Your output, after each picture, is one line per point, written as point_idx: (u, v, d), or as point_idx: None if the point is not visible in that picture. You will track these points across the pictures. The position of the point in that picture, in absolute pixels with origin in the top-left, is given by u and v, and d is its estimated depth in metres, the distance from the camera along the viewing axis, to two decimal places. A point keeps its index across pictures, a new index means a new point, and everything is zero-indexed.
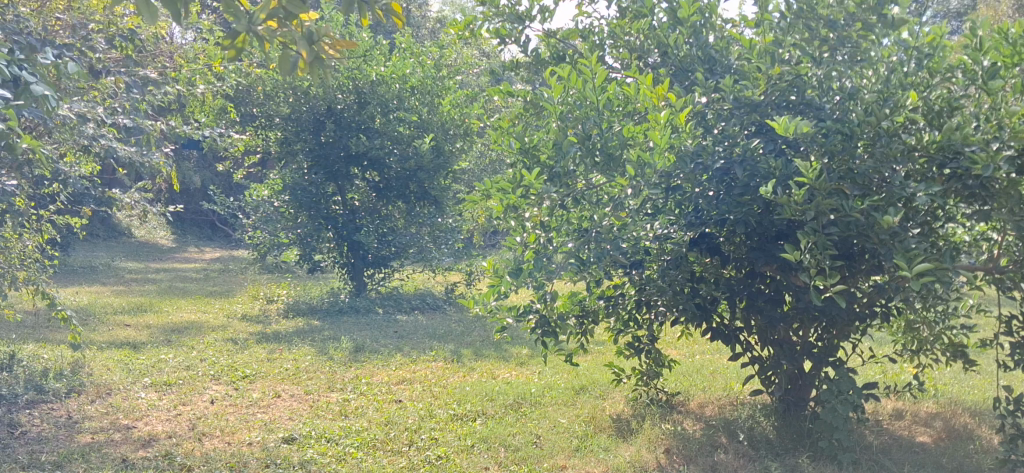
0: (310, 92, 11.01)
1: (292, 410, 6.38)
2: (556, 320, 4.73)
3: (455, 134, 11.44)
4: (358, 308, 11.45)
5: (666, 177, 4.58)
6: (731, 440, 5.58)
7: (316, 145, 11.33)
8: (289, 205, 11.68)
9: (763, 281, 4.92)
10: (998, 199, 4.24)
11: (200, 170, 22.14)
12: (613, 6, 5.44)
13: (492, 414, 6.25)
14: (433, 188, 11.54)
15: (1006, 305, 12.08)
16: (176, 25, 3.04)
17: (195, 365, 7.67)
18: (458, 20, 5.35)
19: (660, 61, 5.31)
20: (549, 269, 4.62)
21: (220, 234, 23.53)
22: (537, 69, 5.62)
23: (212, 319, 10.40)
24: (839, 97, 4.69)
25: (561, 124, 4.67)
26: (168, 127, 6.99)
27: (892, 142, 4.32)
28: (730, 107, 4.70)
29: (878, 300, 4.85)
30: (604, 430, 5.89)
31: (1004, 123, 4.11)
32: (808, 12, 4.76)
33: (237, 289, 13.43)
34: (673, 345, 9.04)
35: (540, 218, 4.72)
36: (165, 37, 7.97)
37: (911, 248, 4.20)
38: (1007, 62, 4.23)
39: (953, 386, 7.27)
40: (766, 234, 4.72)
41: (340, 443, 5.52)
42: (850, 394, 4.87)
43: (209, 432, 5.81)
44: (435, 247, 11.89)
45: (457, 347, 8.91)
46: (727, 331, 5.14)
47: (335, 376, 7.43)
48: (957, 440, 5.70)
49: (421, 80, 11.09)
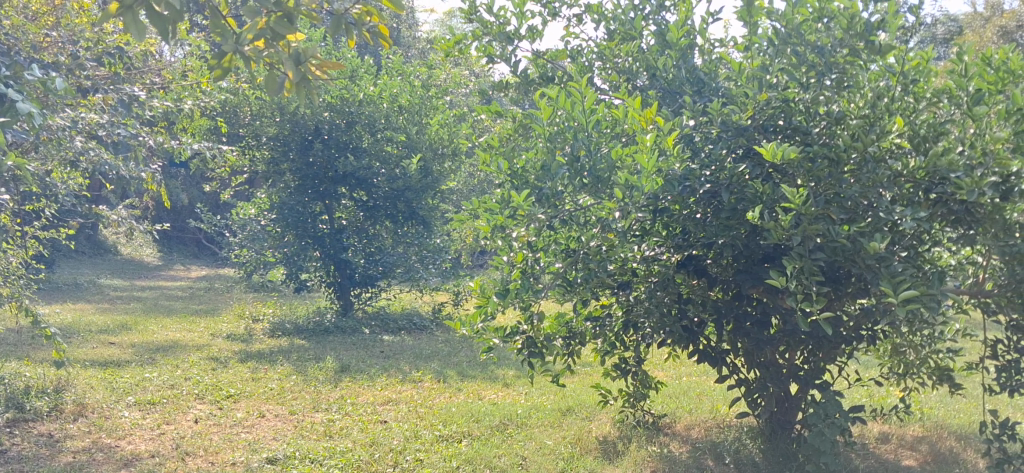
0: (298, 113, 10.96)
1: (276, 431, 6.34)
2: (542, 341, 4.71)
3: (444, 153, 11.45)
4: (344, 328, 11.40)
5: (654, 199, 4.51)
6: (717, 463, 5.61)
7: (304, 164, 11.32)
8: (275, 223, 11.65)
9: (751, 303, 4.98)
10: (983, 224, 4.35)
11: (187, 188, 22.08)
12: (601, 27, 5.43)
13: (478, 435, 6.22)
14: (421, 207, 11.57)
15: (990, 331, 12.17)
16: (163, 42, 3.03)
17: (179, 383, 7.62)
18: (446, 39, 5.37)
19: (648, 83, 5.29)
20: (536, 288, 4.56)
21: (207, 251, 23.47)
22: (525, 91, 5.57)
23: (197, 338, 10.32)
24: (826, 122, 4.68)
25: (550, 145, 4.71)
26: (157, 142, 6.98)
27: (879, 168, 4.37)
28: (718, 131, 4.72)
29: (865, 323, 4.88)
30: (590, 451, 5.88)
31: (988, 149, 4.18)
32: (795, 38, 4.72)
33: (223, 307, 13.37)
34: (660, 367, 9.08)
35: (527, 239, 4.62)
36: (154, 54, 7.96)
37: (897, 273, 4.20)
38: (992, 89, 4.35)
39: (939, 410, 7.28)
40: (753, 256, 4.74)
41: (323, 464, 5.48)
42: (837, 417, 4.83)
43: (193, 451, 5.77)
44: (422, 267, 11.87)
45: (442, 367, 8.90)
46: (714, 353, 5.15)
47: (320, 396, 7.38)
48: (943, 464, 5.70)
49: (408, 100, 11.09)
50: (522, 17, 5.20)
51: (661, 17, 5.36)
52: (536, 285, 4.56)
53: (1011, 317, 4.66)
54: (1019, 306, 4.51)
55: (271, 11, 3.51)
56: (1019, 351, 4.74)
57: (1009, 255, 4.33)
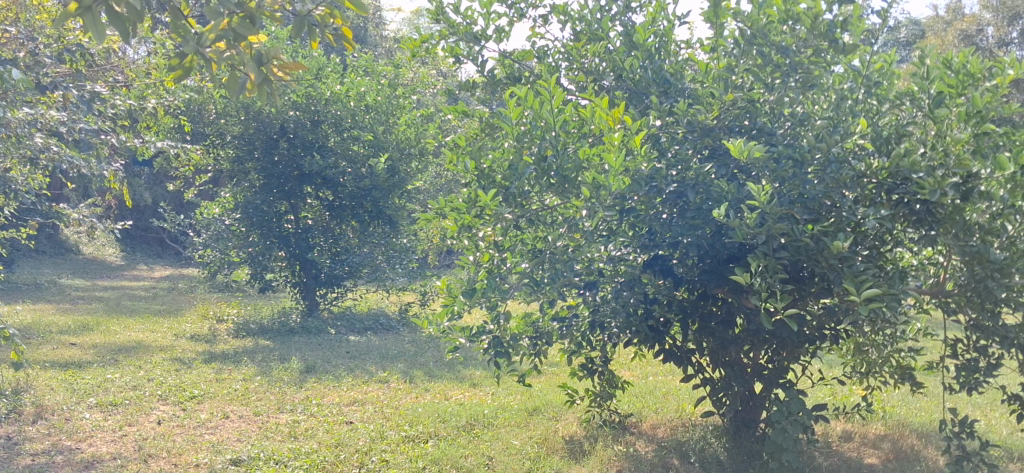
0: (263, 112, 10.86)
1: (240, 431, 6.30)
2: (508, 341, 4.72)
3: (411, 153, 11.38)
4: (310, 328, 11.33)
5: (622, 198, 4.57)
6: (683, 462, 5.66)
7: (268, 164, 11.24)
8: (239, 223, 11.55)
9: (715, 304, 4.97)
10: (944, 224, 4.39)
11: (150, 188, 21.80)
12: (568, 28, 5.39)
13: (445, 435, 6.22)
14: (388, 207, 11.51)
15: (950, 330, 12.39)
16: (124, 45, 3.01)
17: (142, 384, 7.54)
18: (413, 38, 5.35)
19: (614, 83, 5.29)
20: (503, 288, 4.62)
21: (171, 251, 23.21)
22: (493, 91, 5.56)
23: (159, 339, 10.18)
24: (790, 123, 4.81)
25: (517, 145, 4.64)
26: (120, 140, 6.89)
27: (842, 168, 4.46)
28: (684, 131, 4.79)
29: (828, 323, 4.93)
30: (556, 451, 5.89)
31: (949, 150, 4.30)
32: (761, 39, 4.76)
33: (187, 308, 13.22)
34: (627, 366, 9.12)
35: (493, 239, 4.69)
36: (117, 52, 7.85)
37: (859, 272, 4.27)
38: (952, 92, 4.41)
39: (901, 409, 7.36)
40: (717, 256, 4.71)
41: (288, 465, 5.44)
42: (800, 415, 4.90)
43: (155, 453, 5.71)
44: (388, 267, 11.90)
45: (409, 367, 8.87)
46: (680, 353, 5.21)
47: (285, 396, 7.34)
48: (904, 462, 5.78)
49: (375, 99, 11.02)
50: (489, 18, 5.19)
51: (628, 18, 5.36)
52: (503, 285, 4.63)
53: (970, 316, 4.69)
54: (978, 306, 4.53)
55: (233, 12, 3.50)
56: (978, 350, 4.79)
57: (969, 256, 4.33)
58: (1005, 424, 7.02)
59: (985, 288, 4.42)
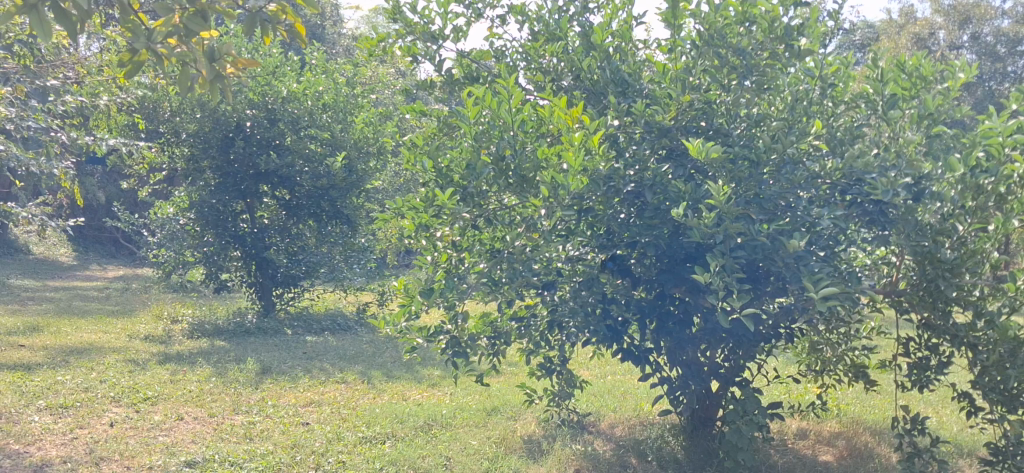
0: (219, 109, 10.72)
1: (195, 433, 6.22)
2: (466, 341, 4.75)
3: (369, 152, 11.34)
4: (266, 329, 11.24)
5: (580, 198, 4.56)
6: (640, 461, 5.72)
7: (225, 162, 11.09)
8: (195, 222, 11.40)
9: (673, 303, 4.91)
10: (897, 225, 4.47)
11: (103, 186, 21.46)
12: (525, 28, 5.37)
13: (402, 436, 6.18)
14: (346, 206, 11.44)
15: (903, 328, 12.64)
16: (71, 43, 2.95)
17: (94, 386, 7.42)
18: (370, 37, 5.32)
19: (573, 83, 5.28)
20: (461, 289, 4.63)
21: (124, 251, 22.90)
22: (451, 90, 5.53)
23: (113, 340, 10.04)
24: (745, 124, 4.83)
25: (475, 145, 4.61)
26: (70, 138, 6.79)
27: (796, 170, 4.54)
28: (642, 131, 4.76)
29: (784, 323, 4.94)
30: (514, 451, 5.89)
31: (902, 151, 4.52)
32: (718, 40, 4.75)
33: (140, 308, 13.05)
34: (585, 366, 9.15)
35: (451, 238, 4.75)
36: (67, 47, 7.74)
37: (814, 271, 4.33)
38: (906, 95, 4.58)
39: (855, 406, 7.47)
40: (674, 256, 4.75)
41: (243, 467, 5.39)
42: (755, 414, 4.96)
43: (107, 456, 5.62)
44: (346, 266, 11.84)
45: (367, 368, 8.83)
46: (637, 352, 5.13)
47: (241, 397, 7.26)
48: (858, 459, 5.86)
49: (333, 98, 11.03)
50: (447, 17, 5.16)
51: (585, 19, 5.37)
52: (461, 286, 4.63)
53: (922, 315, 4.70)
54: (931, 306, 4.53)
55: (184, 7, 3.46)
56: (928, 349, 4.84)
57: (919, 256, 4.45)
58: (955, 421, 7.15)
59: (936, 288, 4.47)
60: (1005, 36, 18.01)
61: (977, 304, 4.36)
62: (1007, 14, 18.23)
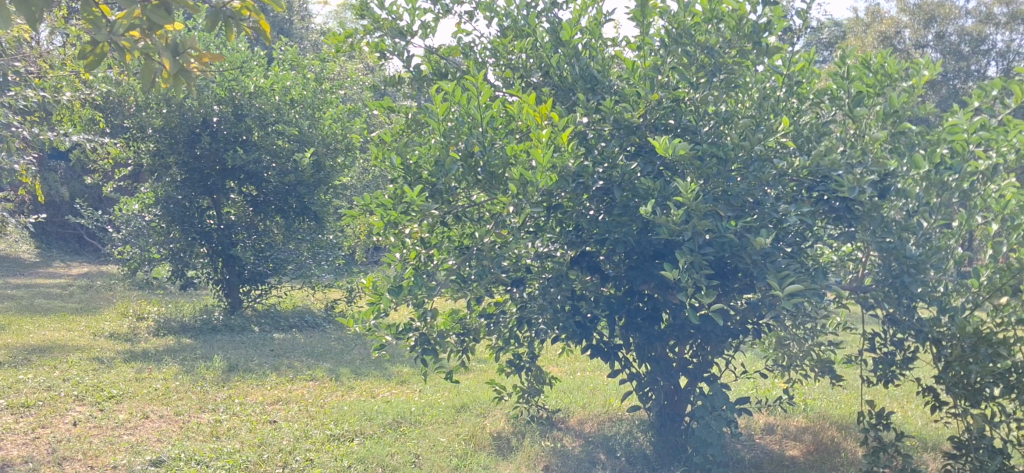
0: (185, 104, 10.58)
1: (160, 432, 6.16)
2: (434, 338, 4.73)
3: (337, 148, 11.27)
4: (233, 326, 11.15)
5: (549, 195, 4.54)
6: (609, 457, 5.73)
7: (191, 158, 10.96)
8: (160, 219, 11.27)
9: (642, 299, 4.93)
10: (863, 221, 4.52)
11: (67, 181, 21.12)
12: (494, 24, 5.35)
13: (370, 434, 6.15)
14: (313, 203, 11.35)
15: (868, 324, 12.78)
16: (31, 30, 2.92)
17: (56, 385, 7.32)
18: (337, 33, 5.27)
19: (542, 80, 5.23)
20: (430, 286, 4.58)
21: (88, 248, 22.58)
22: (419, 87, 5.49)
23: (77, 338, 9.92)
24: (713, 121, 4.86)
25: (444, 141, 4.53)
26: (32, 133, 6.69)
27: (764, 167, 4.56)
28: (611, 128, 4.76)
29: (751, 318, 4.95)
30: (483, 448, 5.88)
31: (868, 149, 4.54)
32: (686, 38, 4.75)
33: (105, 306, 12.88)
34: (555, 362, 9.17)
35: (420, 235, 4.82)
36: (29, 41, 7.63)
37: (781, 267, 4.38)
38: (870, 92, 4.66)
39: (822, 401, 7.54)
40: (643, 252, 4.77)
41: (210, 466, 5.33)
42: (723, 409, 4.99)
43: (70, 456, 5.54)
44: (315, 264, 11.74)
45: (335, 365, 8.79)
46: (606, 348, 5.15)
47: (207, 395, 7.19)
48: (825, 453, 5.91)
49: (301, 93, 10.92)
50: (415, 13, 5.14)
51: (554, 15, 5.36)
52: (430, 283, 4.59)
53: (886, 311, 4.69)
54: (895, 301, 4.58)
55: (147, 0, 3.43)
56: (894, 344, 4.88)
57: (885, 252, 4.43)
58: (920, 416, 7.23)
59: (901, 284, 4.50)
60: (969, 35, 18.13)
61: (941, 300, 4.46)
62: (972, 14, 18.42)
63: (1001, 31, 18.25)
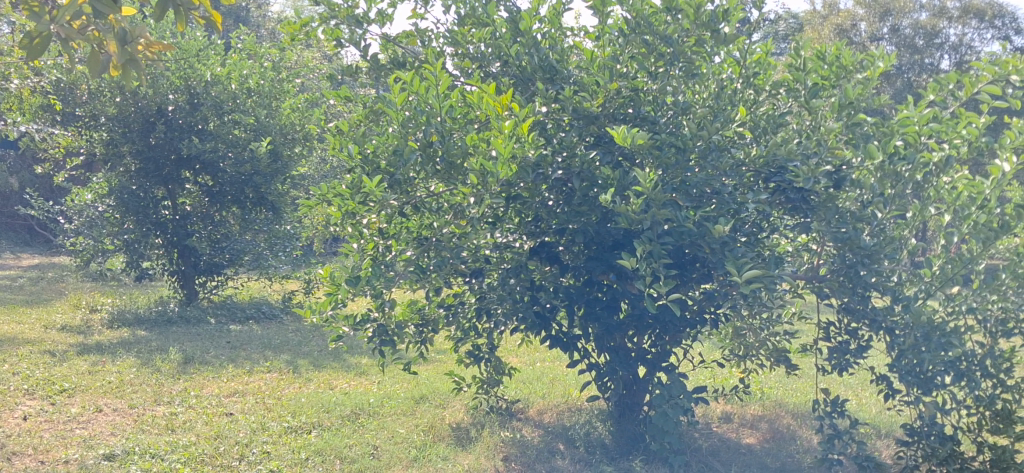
0: (139, 92, 10.39)
1: (113, 425, 6.07)
2: (393, 328, 4.71)
3: (295, 138, 11.24)
4: (189, 318, 11.03)
5: (508, 186, 4.49)
6: (568, 447, 5.74)
7: (146, 147, 10.78)
8: (114, 209, 11.07)
9: (601, 289, 4.97)
10: (817, 211, 4.58)
11: (16, 171, 20.67)
12: (452, 12, 5.30)
13: (328, 426, 6.11)
14: (270, 193, 11.23)
15: (823, 313, 12.94)
16: None
17: (6, 378, 7.18)
18: (293, 22, 5.21)
19: (501, 69, 5.21)
20: (388, 277, 4.51)
21: (39, 239, 22.12)
22: (377, 76, 5.46)
23: (28, 331, 9.74)
24: (672, 112, 4.87)
25: (401, 131, 4.47)
26: None
27: (722, 157, 4.62)
28: (570, 118, 4.74)
29: (709, 307, 4.97)
30: (443, 438, 5.87)
31: (823, 140, 4.59)
32: (646, 27, 4.75)
33: (57, 298, 12.65)
34: (514, 353, 9.17)
35: (378, 225, 4.69)
36: None
37: (739, 256, 4.41)
38: (826, 83, 4.74)
39: (778, 390, 7.63)
40: (602, 243, 4.78)
41: (165, 459, 5.27)
42: (680, 398, 5.02)
43: (20, 450, 5.44)
44: (271, 254, 11.61)
45: (293, 357, 8.70)
46: (565, 338, 5.16)
47: (162, 388, 7.10)
48: (780, 441, 5.99)
49: (258, 82, 10.88)
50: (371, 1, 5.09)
51: (512, 4, 5.32)
52: (388, 274, 4.52)
53: (841, 301, 4.69)
54: (849, 290, 4.59)
55: None
56: (848, 333, 4.94)
57: (840, 242, 4.48)
58: (874, 404, 7.32)
59: (855, 273, 4.52)
60: (924, 28, 18.33)
61: (896, 289, 4.50)
62: (926, 8, 18.68)
63: (955, 24, 18.51)
